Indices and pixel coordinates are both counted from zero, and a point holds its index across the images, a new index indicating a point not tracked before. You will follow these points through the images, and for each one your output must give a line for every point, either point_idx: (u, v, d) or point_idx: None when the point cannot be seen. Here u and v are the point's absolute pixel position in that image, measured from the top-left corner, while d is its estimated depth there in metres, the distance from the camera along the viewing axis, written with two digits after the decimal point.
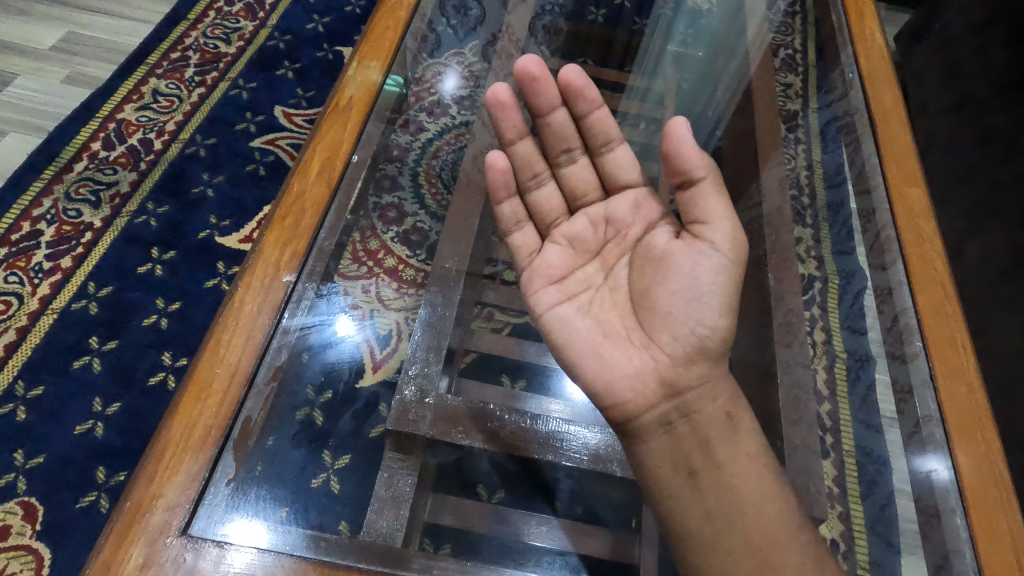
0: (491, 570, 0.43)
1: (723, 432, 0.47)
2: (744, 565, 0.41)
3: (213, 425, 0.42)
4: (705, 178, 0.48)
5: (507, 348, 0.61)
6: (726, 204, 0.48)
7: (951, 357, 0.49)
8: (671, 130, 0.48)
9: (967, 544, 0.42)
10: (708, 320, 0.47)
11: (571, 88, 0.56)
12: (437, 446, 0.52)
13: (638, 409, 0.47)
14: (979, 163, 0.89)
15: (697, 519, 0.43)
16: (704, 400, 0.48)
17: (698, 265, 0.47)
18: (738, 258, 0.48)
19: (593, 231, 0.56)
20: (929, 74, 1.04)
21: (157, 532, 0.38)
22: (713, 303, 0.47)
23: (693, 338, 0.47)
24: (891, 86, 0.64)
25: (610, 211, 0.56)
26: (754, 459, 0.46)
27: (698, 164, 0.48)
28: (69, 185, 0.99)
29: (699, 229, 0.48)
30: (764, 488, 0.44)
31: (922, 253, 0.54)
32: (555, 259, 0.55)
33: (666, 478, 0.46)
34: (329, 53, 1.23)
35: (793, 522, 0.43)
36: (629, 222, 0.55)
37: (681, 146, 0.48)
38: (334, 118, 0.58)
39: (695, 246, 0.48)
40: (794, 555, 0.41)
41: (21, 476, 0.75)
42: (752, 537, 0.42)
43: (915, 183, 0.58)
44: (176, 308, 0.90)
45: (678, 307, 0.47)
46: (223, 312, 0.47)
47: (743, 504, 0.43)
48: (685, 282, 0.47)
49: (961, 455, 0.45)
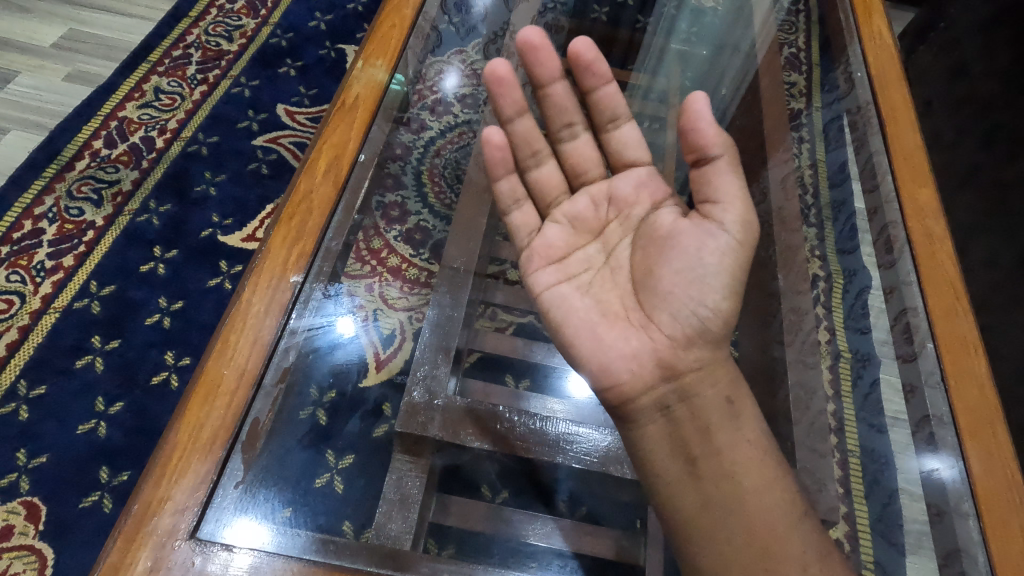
0: (485, 570, 0.42)
1: (723, 418, 0.44)
2: (743, 555, 0.39)
3: (221, 427, 0.42)
4: (721, 156, 0.45)
5: (514, 348, 0.60)
6: (741, 182, 0.45)
7: (963, 357, 0.48)
8: (690, 103, 0.44)
9: (980, 548, 0.41)
10: (710, 301, 0.45)
11: (581, 61, 0.54)
12: (446, 448, 0.52)
13: (634, 391, 0.46)
14: (984, 163, 0.89)
15: (694, 507, 0.42)
16: (704, 383, 0.46)
17: (704, 245, 0.45)
18: (748, 240, 0.45)
19: (594, 210, 0.54)
20: (934, 74, 1.04)
21: (166, 536, 0.38)
22: (718, 283, 0.45)
23: (695, 319, 0.45)
24: (900, 83, 0.63)
25: (613, 189, 0.54)
26: (754, 445, 0.44)
27: (714, 141, 0.45)
28: (70, 184, 0.98)
29: (709, 209, 0.46)
30: (765, 475, 0.42)
31: (931, 251, 0.53)
32: (555, 240, 0.54)
33: (664, 465, 0.44)
34: (332, 51, 1.23)
35: (797, 512, 0.42)
36: (632, 201, 0.52)
37: (698, 119, 0.44)
38: (340, 116, 0.58)
39: (702, 224, 0.45)
40: (794, 546, 0.40)
41: (24, 476, 0.75)
42: (752, 525, 0.40)
43: (925, 180, 0.57)
44: (178, 307, 0.90)
45: (680, 287, 0.45)
46: (231, 312, 0.46)
47: (745, 492, 0.41)
48: (687, 262, 0.45)
49: (972, 455, 0.44)
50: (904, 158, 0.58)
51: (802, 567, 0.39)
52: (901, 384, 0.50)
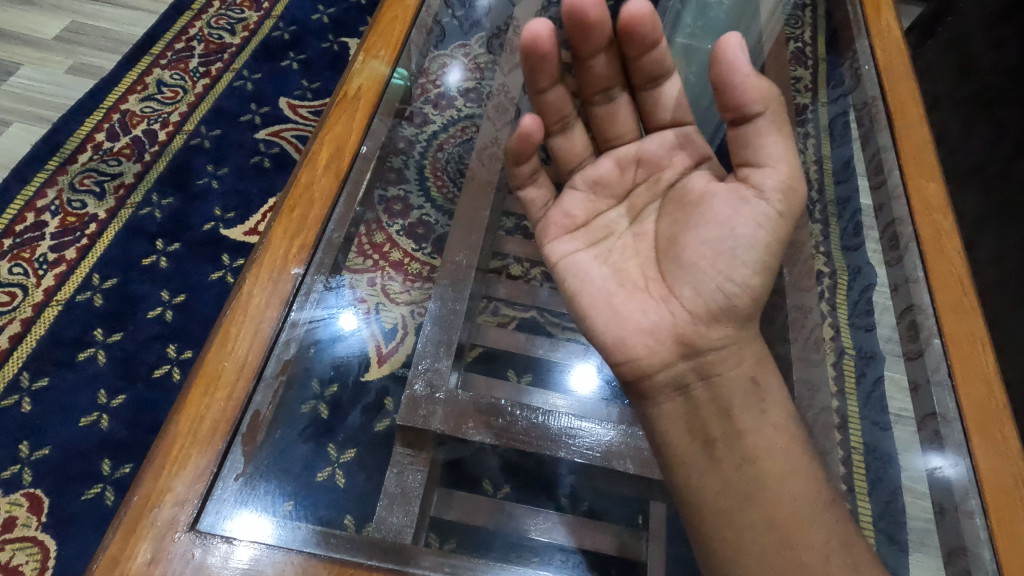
0: (502, 569, 0.42)
1: (747, 400, 0.43)
2: (763, 542, 0.38)
3: (221, 420, 0.42)
4: (762, 114, 0.41)
5: (517, 343, 0.60)
6: (784, 141, 0.42)
7: (970, 354, 0.48)
8: (722, 49, 0.41)
9: (987, 546, 0.41)
10: (739, 276, 0.42)
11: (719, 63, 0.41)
12: (447, 442, 0.51)
13: (651, 366, 0.44)
14: (992, 159, 0.88)
15: (712, 490, 0.41)
16: (726, 363, 0.44)
17: (738, 215, 0.42)
18: (790, 212, 0.42)
19: (621, 173, 0.51)
20: (942, 69, 1.02)
21: (165, 528, 0.37)
22: (749, 259, 0.42)
23: (720, 294, 0.43)
24: (908, 79, 0.63)
25: (642, 151, 0.50)
26: (780, 430, 0.43)
27: (754, 98, 0.41)
28: (73, 176, 0.98)
29: (749, 172, 0.43)
30: (789, 461, 0.41)
31: (940, 245, 0.53)
32: (574, 208, 0.51)
33: (681, 448, 0.44)
34: (334, 44, 1.22)
35: (819, 499, 0.41)
36: (664, 163, 0.50)
37: (734, 71, 0.41)
38: (341, 109, 0.57)
39: (738, 192, 0.43)
40: (818, 534, 0.39)
41: (26, 468, 0.75)
42: (771, 512, 0.39)
43: (933, 175, 0.56)
44: (181, 301, 0.89)
45: (707, 258, 0.43)
46: (232, 304, 0.46)
47: (766, 479, 0.40)
48: (720, 233, 0.42)
49: (980, 453, 0.44)
50: (911, 151, 0.58)
51: (825, 558, 0.38)
52: (909, 382, 0.50)
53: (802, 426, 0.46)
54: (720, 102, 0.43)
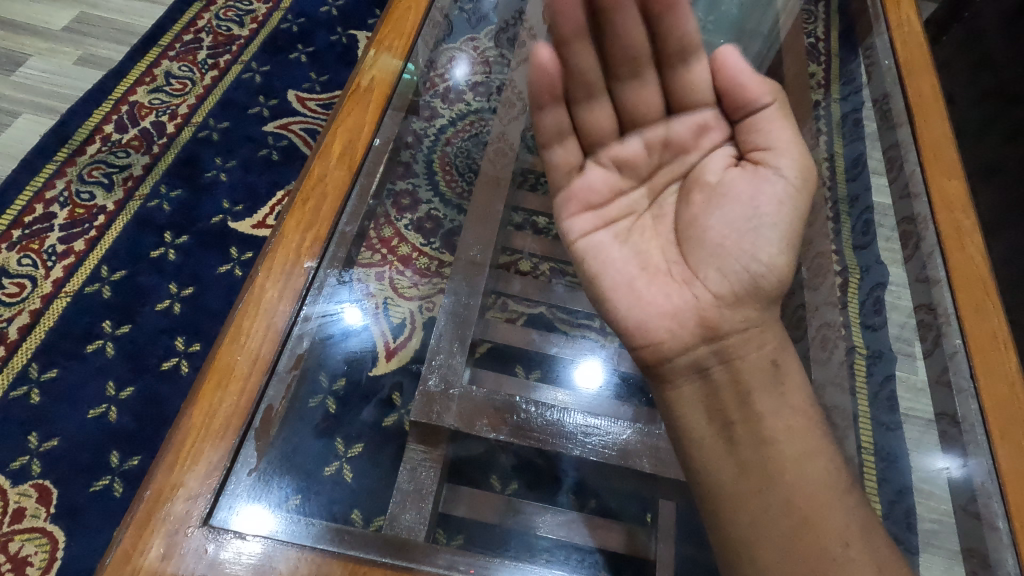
0: (512, 566, 0.41)
1: (766, 382, 0.43)
2: (781, 525, 0.38)
3: (234, 415, 0.41)
4: (770, 106, 0.45)
5: (528, 340, 0.59)
6: (790, 129, 0.45)
7: (994, 357, 0.47)
8: (724, 59, 0.46)
9: (1010, 551, 0.40)
10: (763, 255, 0.43)
11: (729, 66, 0.45)
12: (460, 438, 0.50)
13: (673, 349, 0.44)
14: (1009, 157, 0.88)
15: (730, 474, 0.40)
16: (748, 345, 0.44)
17: (760, 193, 0.43)
18: (804, 185, 0.44)
19: (648, 155, 0.48)
20: (958, 65, 1.01)
21: (178, 523, 0.37)
22: (773, 236, 0.43)
23: (745, 275, 0.43)
24: (930, 72, 0.61)
25: (670, 133, 0.48)
26: (799, 413, 0.42)
27: (760, 93, 0.45)
28: (82, 167, 0.98)
29: (761, 155, 0.44)
30: (808, 444, 0.41)
31: (961, 243, 0.52)
32: (597, 182, 0.49)
33: (698, 433, 0.43)
34: (343, 37, 1.21)
35: (839, 484, 0.40)
36: (690, 146, 0.48)
37: (738, 74, 0.45)
38: (354, 101, 0.57)
39: (756, 171, 0.44)
40: (838, 518, 0.38)
41: (35, 459, 0.75)
42: (790, 495, 0.39)
43: (955, 173, 0.55)
44: (188, 293, 0.89)
45: (732, 238, 0.43)
46: (245, 296, 0.46)
47: (784, 461, 0.40)
48: (743, 211, 0.43)
49: (1004, 456, 0.43)
50: (931, 148, 0.57)
51: (845, 541, 0.37)
52: (924, 383, 0.49)
53: (823, 416, 0.45)
54: (725, 103, 0.46)
